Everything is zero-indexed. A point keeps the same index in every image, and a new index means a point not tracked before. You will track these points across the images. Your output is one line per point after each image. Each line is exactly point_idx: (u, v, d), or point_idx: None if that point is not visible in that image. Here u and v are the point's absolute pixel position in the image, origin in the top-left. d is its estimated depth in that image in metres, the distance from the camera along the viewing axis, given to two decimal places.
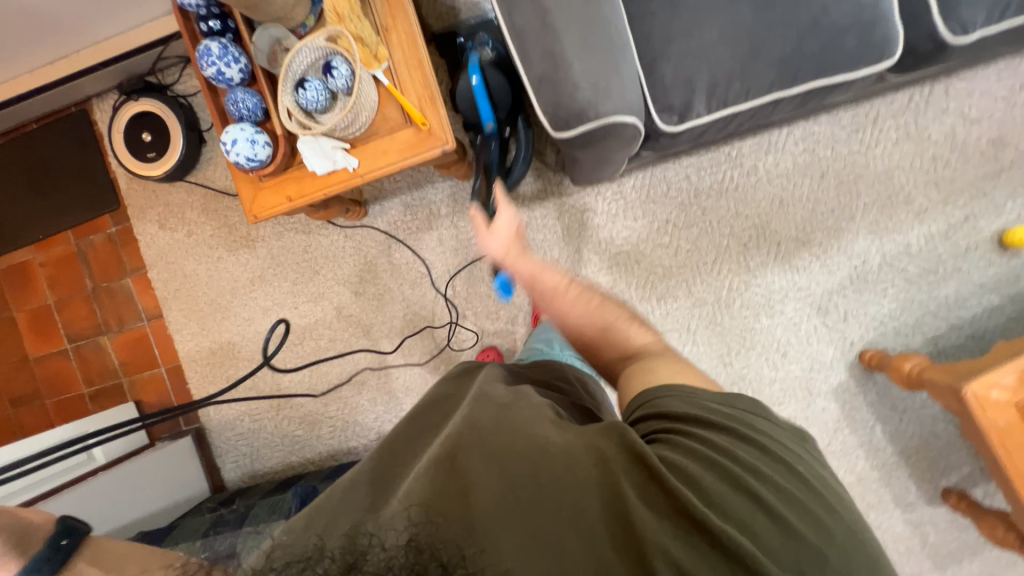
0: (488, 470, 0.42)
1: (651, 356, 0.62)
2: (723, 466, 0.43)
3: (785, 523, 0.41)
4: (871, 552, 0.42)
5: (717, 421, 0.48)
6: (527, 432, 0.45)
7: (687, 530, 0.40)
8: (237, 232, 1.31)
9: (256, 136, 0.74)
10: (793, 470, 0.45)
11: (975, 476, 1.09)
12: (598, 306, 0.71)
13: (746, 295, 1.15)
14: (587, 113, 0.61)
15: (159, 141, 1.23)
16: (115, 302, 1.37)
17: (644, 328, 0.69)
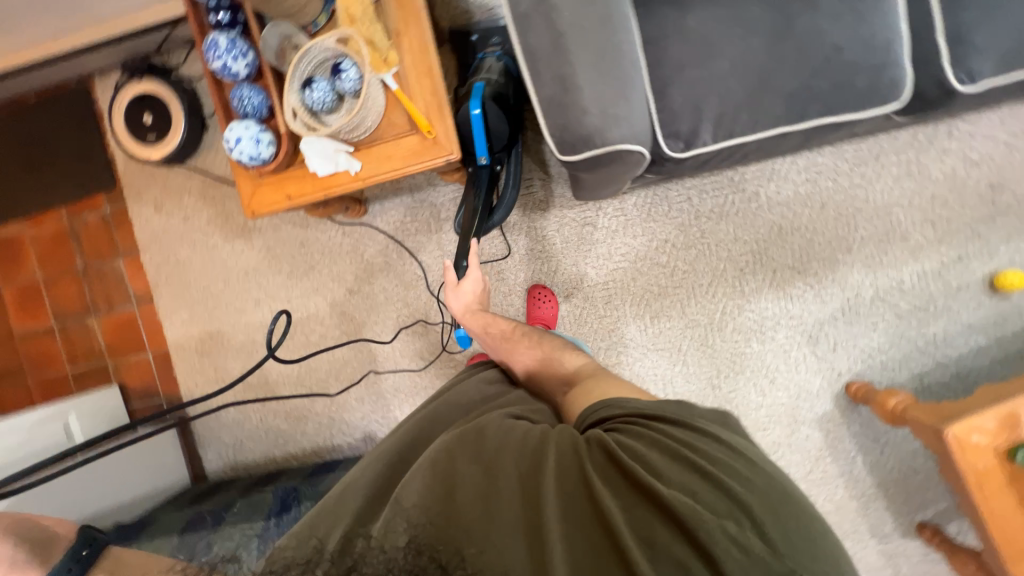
0: (472, 469, 0.46)
1: (578, 383, 0.71)
2: (664, 443, 0.49)
3: (721, 484, 0.45)
4: (804, 512, 0.46)
5: (659, 410, 0.54)
6: (505, 435, 0.50)
7: (635, 495, 0.44)
8: (234, 221, 1.29)
9: (260, 135, 0.74)
10: (727, 443, 0.51)
11: (950, 512, 1.11)
12: (541, 344, 0.81)
13: (738, 320, 1.15)
14: (593, 139, 0.61)
15: (160, 124, 1.21)
16: (105, 284, 1.35)
17: (579, 354, 0.78)
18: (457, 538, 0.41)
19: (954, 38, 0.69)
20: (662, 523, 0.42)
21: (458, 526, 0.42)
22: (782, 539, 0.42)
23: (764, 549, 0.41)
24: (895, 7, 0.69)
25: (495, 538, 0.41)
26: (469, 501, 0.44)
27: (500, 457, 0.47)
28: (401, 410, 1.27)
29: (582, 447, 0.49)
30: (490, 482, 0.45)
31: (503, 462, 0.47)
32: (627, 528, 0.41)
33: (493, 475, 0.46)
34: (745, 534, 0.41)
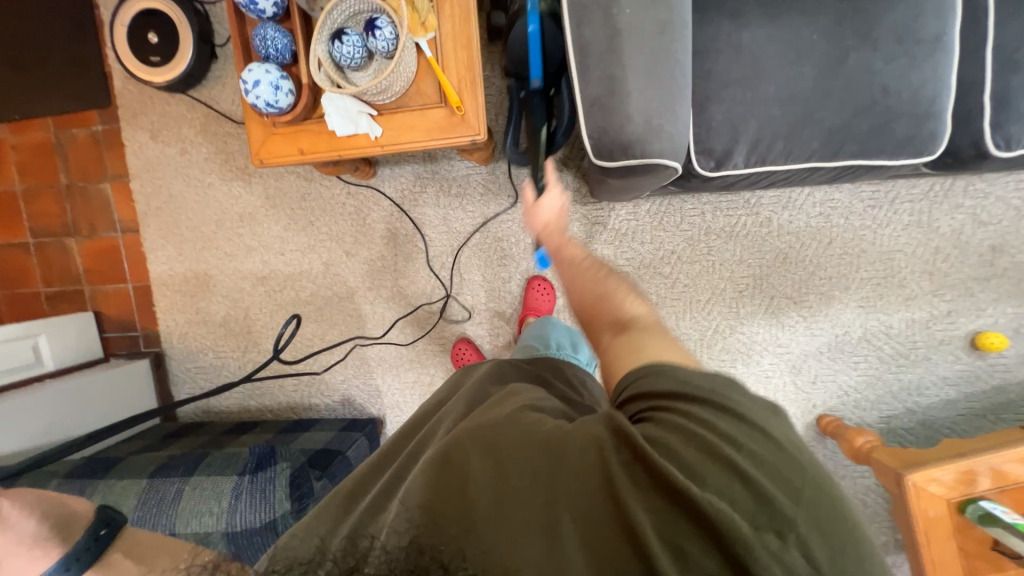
0: (481, 467, 0.45)
1: (633, 331, 0.59)
2: (703, 436, 0.44)
3: (765, 491, 0.41)
4: (852, 519, 0.42)
5: (698, 390, 0.48)
6: (519, 428, 0.49)
7: (664, 499, 0.41)
8: (234, 162, 1.24)
9: (280, 82, 0.69)
10: (774, 434, 0.45)
11: (890, 546, 1.17)
12: (601, 276, 0.67)
13: (728, 340, 1.17)
14: (632, 149, 0.61)
15: (166, 45, 1.13)
16: (89, 206, 1.29)
17: (640, 299, 0.65)
18: (464, 539, 0.41)
19: (999, 101, 0.68)
20: (694, 535, 0.40)
21: (466, 527, 0.42)
22: (827, 555, 0.40)
23: (806, 567, 0.39)
24: (951, 58, 0.68)
25: (505, 542, 0.40)
26: (478, 501, 0.43)
27: (511, 454, 0.46)
28: (384, 379, 1.26)
29: (603, 439, 0.46)
30: (500, 480, 0.44)
31: (514, 459, 0.46)
32: (650, 535, 0.40)
33: (503, 473, 0.45)
34: (786, 550, 0.39)
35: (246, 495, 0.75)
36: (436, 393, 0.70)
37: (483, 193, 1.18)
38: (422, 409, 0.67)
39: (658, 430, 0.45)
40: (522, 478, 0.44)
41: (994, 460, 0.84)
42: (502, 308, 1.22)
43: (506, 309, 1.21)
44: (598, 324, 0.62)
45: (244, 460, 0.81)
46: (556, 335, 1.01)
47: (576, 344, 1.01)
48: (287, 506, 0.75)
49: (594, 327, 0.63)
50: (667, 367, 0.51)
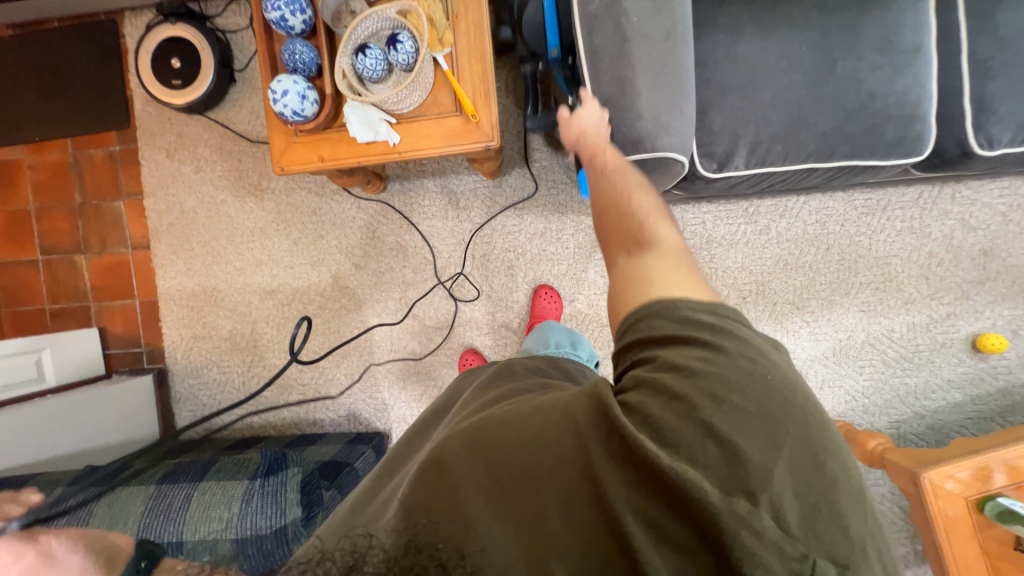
0: (468, 463, 0.45)
1: (649, 256, 0.53)
2: (682, 398, 0.43)
3: (740, 454, 0.40)
4: (833, 472, 0.42)
5: (686, 343, 0.47)
6: (505, 421, 0.49)
7: (642, 474, 0.41)
8: (247, 179, 1.27)
9: (308, 92, 0.73)
10: (759, 387, 0.44)
11: (909, 559, 1.17)
12: (626, 188, 0.59)
13: None
14: (644, 144, 0.67)
15: (188, 69, 1.19)
16: (101, 223, 1.31)
17: (671, 225, 0.57)
18: (460, 536, 0.42)
19: (979, 105, 0.73)
20: (667, 509, 0.40)
21: (459, 523, 0.43)
22: (795, 513, 0.40)
23: (775, 527, 0.39)
24: (930, 67, 0.73)
25: (499, 538, 0.42)
26: (469, 500, 0.44)
27: (498, 446, 0.46)
28: (390, 392, 1.26)
29: (584, 420, 0.45)
30: (488, 475, 0.45)
31: (500, 453, 0.45)
32: (626, 511, 0.41)
33: (490, 467, 0.45)
34: (756, 513, 0.39)
35: (257, 500, 0.72)
36: (429, 409, 0.73)
37: (490, 205, 1.22)
38: (416, 425, 0.71)
39: (639, 397, 0.45)
40: (511, 472, 0.44)
41: (1006, 455, 0.84)
42: (508, 319, 1.23)
43: (513, 319, 1.23)
44: (614, 242, 0.57)
45: (253, 466, 0.79)
46: (554, 335, 1.03)
47: (577, 342, 1.03)
48: (297, 513, 0.73)
49: (611, 246, 0.57)
50: (657, 318, 0.49)
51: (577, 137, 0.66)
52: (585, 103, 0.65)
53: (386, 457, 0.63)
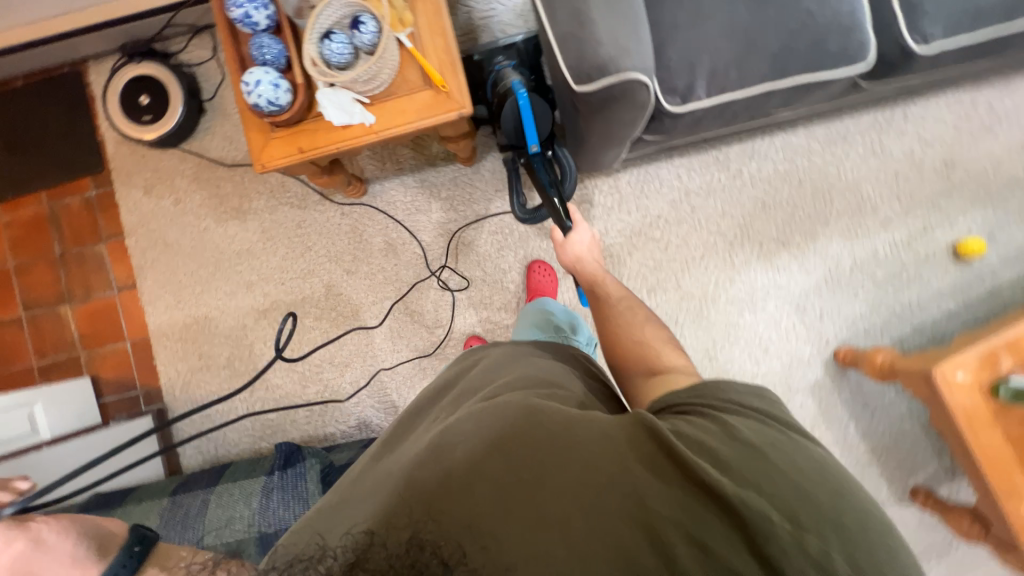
0: (487, 460, 0.46)
1: (664, 374, 0.68)
2: (736, 440, 0.48)
3: (797, 492, 0.44)
4: (889, 534, 0.44)
5: (738, 411, 0.53)
6: (523, 421, 0.50)
7: (700, 500, 0.43)
8: (228, 203, 1.28)
9: (279, 81, 0.75)
10: (810, 452, 0.49)
11: (940, 476, 1.17)
12: (635, 323, 0.78)
13: (730, 292, 1.21)
14: (608, 68, 0.69)
15: (157, 104, 1.21)
16: (85, 270, 1.29)
17: (679, 352, 0.73)
18: (465, 535, 0.42)
19: (908, 7, 0.78)
20: (725, 534, 0.42)
21: (464, 523, 0.43)
22: (857, 554, 0.41)
23: (837, 563, 0.40)
24: None
25: (504, 536, 0.42)
26: (485, 500, 0.44)
27: (518, 443, 0.47)
28: (399, 393, 1.24)
29: (623, 439, 0.47)
30: (505, 471, 0.46)
31: (518, 452, 0.47)
32: (672, 532, 0.42)
33: (509, 465, 0.46)
34: (817, 548, 0.41)
35: (277, 492, 0.72)
36: (418, 398, 0.71)
37: (472, 192, 1.24)
38: (404, 414, 0.69)
39: (697, 432, 0.49)
40: (531, 469, 0.45)
41: (1006, 337, 0.86)
42: (507, 300, 1.24)
43: (511, 299, 1.23)
44: (633, 369, 0.73)
45: (269, 461, 0.78)
46: (554, 310, 1.06)
47: (575, 326, 1.04)
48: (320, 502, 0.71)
49: (631, 370, 0.73)
50: (702, 391, 0.56)
51: (574, 259, 0.91)
52: (579, 229, 0.92)
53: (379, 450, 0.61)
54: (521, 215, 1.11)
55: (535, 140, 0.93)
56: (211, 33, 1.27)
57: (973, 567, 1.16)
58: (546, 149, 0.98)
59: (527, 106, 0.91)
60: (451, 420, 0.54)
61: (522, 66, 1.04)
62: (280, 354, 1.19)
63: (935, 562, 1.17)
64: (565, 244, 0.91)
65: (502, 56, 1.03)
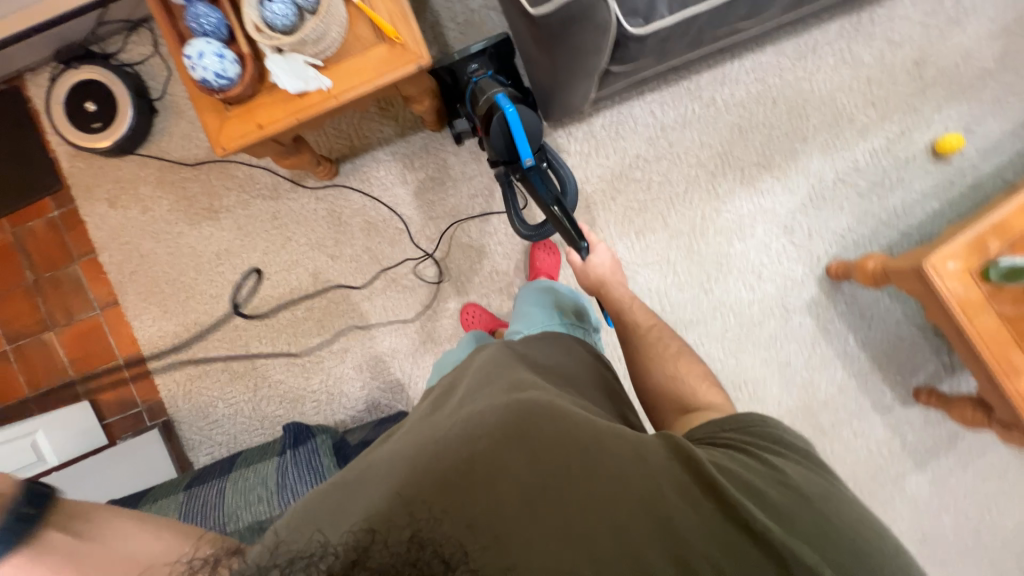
0: (512, 461, 0.49)
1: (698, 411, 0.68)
2: (771, 478, 0.52)
3: (827, 535, 0.47)
4: None
5: (780, 452, 0.56)
6: (550, 422, 0.53)
7: (733, 531, 0.46)
8: (198, 204, 1.24)
9: (224, 51, 0.71)
10: (846, 502, 0.51)
11: (940, 373, 1.19)
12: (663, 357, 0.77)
13: (718, 222, 1.20)
14: None
15: (105, 110, 1.16)
16: (63, 293, 1.25)
17: (716, 389, 0.72)
18: (466, 534, 0.43)
19: None
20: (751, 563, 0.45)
21: (466, 521, 0.44)
22: None
23: None
24: None
25: (511, 537, 0.44)
26: (511, 500, 0.46)
27: (546, 451, 0.50)
28: (403, 370, 1.23)
29: (656, 460, 0.51)
30: (527, 473, 0.48)
31: (549, 456, 0.49)
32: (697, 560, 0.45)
33: (538, 468, 0.48)
34: None
35: (292, 469, 0.72)
36: (428, 398, 0.72)
37: (445, 157, 1.21)
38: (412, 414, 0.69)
39: (735, 467, 0.53)
40: (559, 474, 0.48)
41: (992, 220, 0.87)
42: (497, 264, 1.23)
43: (501, 262, 1.22)
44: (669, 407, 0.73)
45: (279, 442, 0.78)
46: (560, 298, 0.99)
47: (580, 311, 0.98)
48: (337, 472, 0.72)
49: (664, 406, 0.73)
50: (742, 423, 0.60)
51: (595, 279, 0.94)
52: (597, 249, 0.94)
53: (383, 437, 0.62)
54: (524, 233, 1.05)
55: (529, 155, 0.88)
56: (148, 27, 1.20)
57: (980, 455, 1.20)
58: (541, 159, 0.93)
59: (514, 118, 0.85)
60: (473, 412, 0.56)
61: (498, 72, 0.98)
62: (237, 311, 1.23)
63: (944, 456, 1.21)
64: (585, 266, 0.95)
65: (475, 61, 0.96)
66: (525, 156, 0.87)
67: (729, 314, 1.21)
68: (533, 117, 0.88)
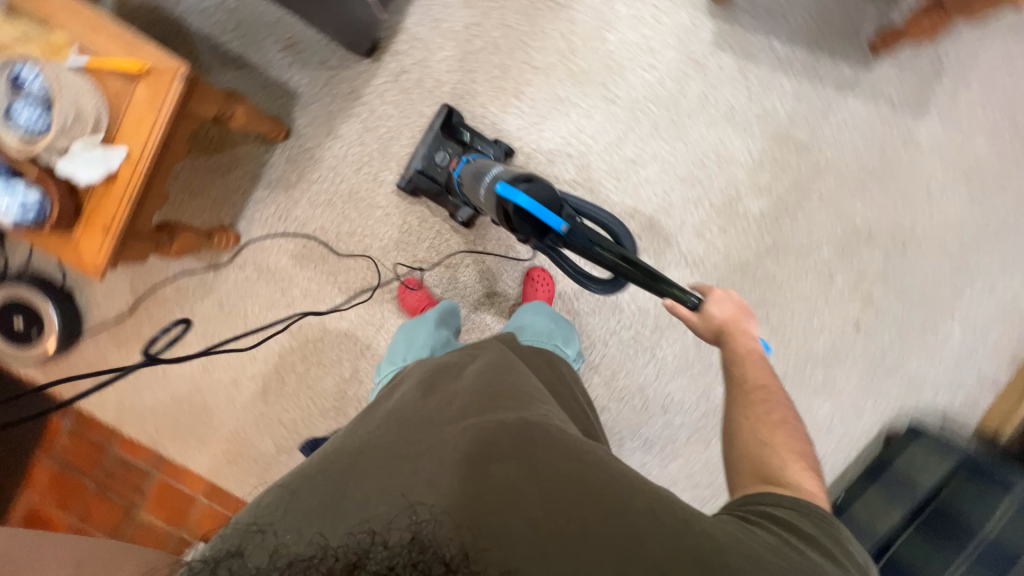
0: (523, 491, 0.51)
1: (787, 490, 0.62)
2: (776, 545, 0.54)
3: None
4: None
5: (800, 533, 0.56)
6: (564, 453, 0.55)
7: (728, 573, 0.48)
8: (159, 340, 1.27)
9: (15, 186, 0.72)
10: None
11: (884, 11, 1.06)
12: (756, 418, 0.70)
13: (581, 30, 1.11)
14: None
15: (32, 317, 1.20)
16: (121, 477, 1.31)
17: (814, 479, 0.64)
18: (469, 535, 0.46)
19: None
20: None
21: (467, 526, 0.46)
22: None
23: None
24: None
25: (513, 547, 0.46)
26: (513, 521, 0.49)
27: (556, 481, 0.52)
28: None
29: (660, 507, 0.53)
30: (535, 495, 0.51)
31: (557, 487, 0.52)
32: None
33: (543, 496, 0.51)
34: None
35: None
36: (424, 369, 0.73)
37: (310, 154, 1.17)
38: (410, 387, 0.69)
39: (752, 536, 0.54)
40: (565, 502, 0.51)
41: None
42: (423, 212, 1.18)
43: (425, 208, 1.18)
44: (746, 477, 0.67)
45: None
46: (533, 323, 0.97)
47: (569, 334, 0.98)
48: None
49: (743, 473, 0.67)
50: (780, 507, 0.59)
51: (716, 327, 0.78)
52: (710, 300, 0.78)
53: (382, 420, 0.62)
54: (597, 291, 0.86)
55: (560, 220, 0.74)
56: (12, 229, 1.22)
57: (972, 59, 1.08)
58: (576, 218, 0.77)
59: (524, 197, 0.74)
60: (480, 427, 0.58)
61: (470, 152, 1.07)
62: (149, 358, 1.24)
63: (941, 85, 1.08)
64: (701, 317, 0.78)
65: (445, 156, 1.09)
66: (555, 226, 0.73)
67: (649, 104, 1.12)
68: (545, 186, 0.76)
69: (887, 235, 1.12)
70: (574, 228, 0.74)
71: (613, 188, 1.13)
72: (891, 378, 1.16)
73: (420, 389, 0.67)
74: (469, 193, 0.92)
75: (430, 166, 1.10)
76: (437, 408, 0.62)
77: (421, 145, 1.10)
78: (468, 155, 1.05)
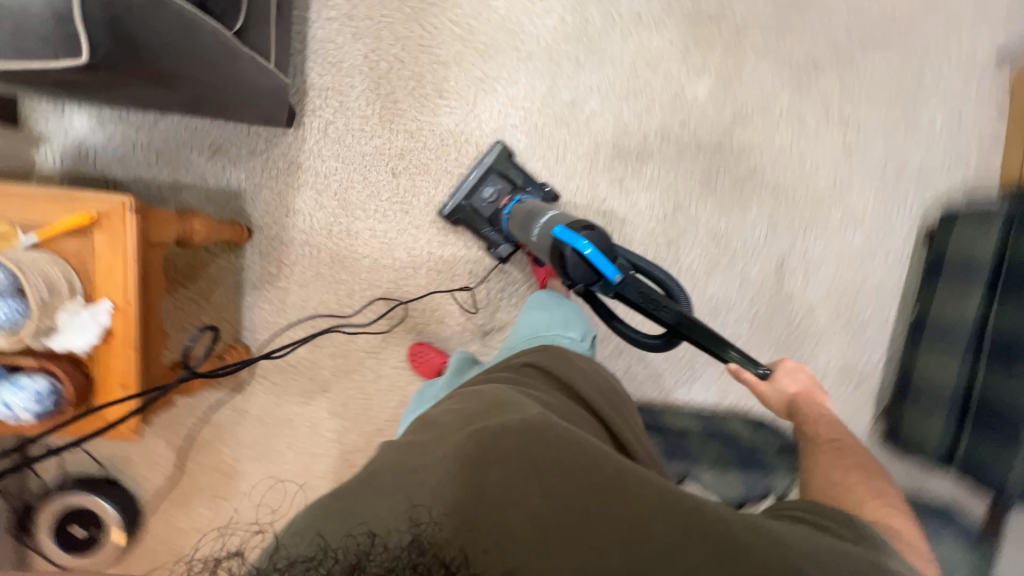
0: (525, 490, 0.48)
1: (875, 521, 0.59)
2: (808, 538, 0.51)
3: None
4: None
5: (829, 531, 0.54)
6: (569, 450, 0.52)
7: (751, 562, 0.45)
8: (219, 483, 1.21)
9: (19, 380, 0.70)
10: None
11: None
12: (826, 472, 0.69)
13: (468, 10, 1.12)
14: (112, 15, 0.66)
15: (89, 518, 1.14)
16: None
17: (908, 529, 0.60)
18: (470, 537, 0.43)
19: None
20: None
21: (469, 529, 0.43)
22: None
23: None
24: None
25: (517, 547, 0.43)
26: (518, 524, 0.45)
27: (564, 475, 0.49)
28: None
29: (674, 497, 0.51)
30: (541, 495, 0.48)
31: (564, 483, 0.49)
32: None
33: (550, 495, 0.48)
34: None
35: None
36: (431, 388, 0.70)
37: (279, 239, 1.15)
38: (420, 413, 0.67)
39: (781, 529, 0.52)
40: (573, 499, 0.48)
41: None
42: (407, 241, 1.17)
43: (408, 236, 1.16)
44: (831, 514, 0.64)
45: None
46: (534, 325, 0.93)
47: (574, 323, 0.94)
48: None
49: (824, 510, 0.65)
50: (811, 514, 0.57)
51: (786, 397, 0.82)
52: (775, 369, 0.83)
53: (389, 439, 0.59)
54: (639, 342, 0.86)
55: (615, 270, 0.76)
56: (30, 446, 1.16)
57: None
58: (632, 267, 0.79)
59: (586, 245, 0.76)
60: (485, 431, 0.55)
61: (520, 193, 1.10)
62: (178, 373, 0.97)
63: None
64: (769, 385, 0.82)
65: (493, 191, 1.12)
66: (609, 274, 0.75)
67: (561, 45, 1.13)
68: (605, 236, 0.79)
69: (830, 56, 1.14)
70: (628, 280, 0.76)
71: (568, 135, 1.14)
72: (902, 181, 1.15)
73: (431, 412, 0.64)
74: (521, 230, 0.96)
75: (476, 199, 1.13)
76: (440, 424, 0.59)
77: (469, 177, 1.12)
78: (519, 195, 1.09)
